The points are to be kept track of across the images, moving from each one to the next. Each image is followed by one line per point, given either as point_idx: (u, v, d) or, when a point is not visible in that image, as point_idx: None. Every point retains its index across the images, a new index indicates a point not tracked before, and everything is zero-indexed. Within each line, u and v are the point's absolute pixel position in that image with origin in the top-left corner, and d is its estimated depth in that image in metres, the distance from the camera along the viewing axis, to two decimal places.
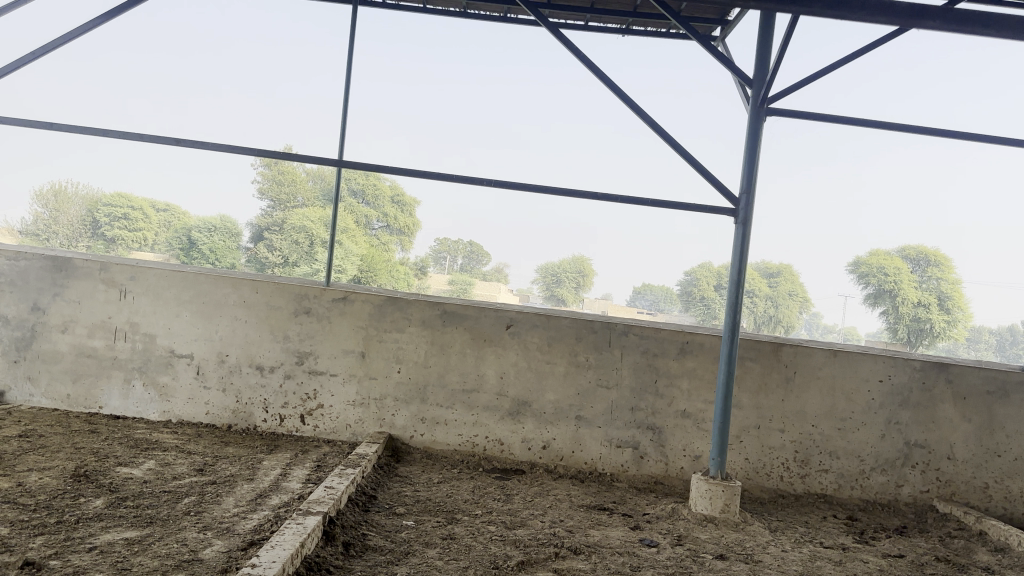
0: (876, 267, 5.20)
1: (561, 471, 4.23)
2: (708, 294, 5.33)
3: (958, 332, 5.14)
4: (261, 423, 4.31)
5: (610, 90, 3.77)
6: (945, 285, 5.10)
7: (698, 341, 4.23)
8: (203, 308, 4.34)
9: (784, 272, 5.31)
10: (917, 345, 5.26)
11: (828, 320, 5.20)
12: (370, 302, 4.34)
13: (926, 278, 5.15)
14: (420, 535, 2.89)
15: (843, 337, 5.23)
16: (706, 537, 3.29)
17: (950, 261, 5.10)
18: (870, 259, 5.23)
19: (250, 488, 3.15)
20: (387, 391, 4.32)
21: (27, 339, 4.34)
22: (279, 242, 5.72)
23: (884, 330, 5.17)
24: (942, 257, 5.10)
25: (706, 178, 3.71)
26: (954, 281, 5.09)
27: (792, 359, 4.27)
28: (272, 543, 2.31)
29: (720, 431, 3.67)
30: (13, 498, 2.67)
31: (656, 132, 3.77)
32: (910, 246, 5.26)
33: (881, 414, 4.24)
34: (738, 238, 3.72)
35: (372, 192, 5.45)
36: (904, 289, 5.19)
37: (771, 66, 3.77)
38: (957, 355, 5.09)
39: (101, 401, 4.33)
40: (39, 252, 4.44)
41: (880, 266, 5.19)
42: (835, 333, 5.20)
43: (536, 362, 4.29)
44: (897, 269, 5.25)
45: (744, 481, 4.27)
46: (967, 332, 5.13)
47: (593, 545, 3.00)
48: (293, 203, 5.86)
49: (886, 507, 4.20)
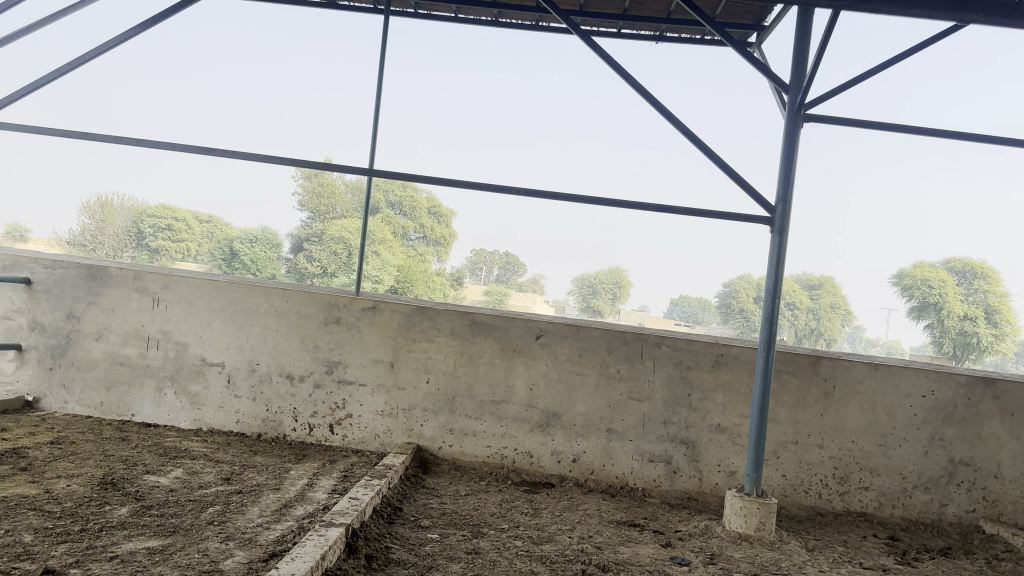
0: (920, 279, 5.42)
1: (591, 485, 4.15)
2: (747, 306, 5.58)
3: (1006, 346, 4.89)
4: (290, 432, 4.31)
5: (642, 97, 3.67)
6: (992, 299, 4.93)
7: (734, 353, 4.12)
8: (235, 316, 4.35)
9: (828, 283, 5.33)
10: (963, 361, 5.11)
11: (874, 334, 5.11)
12: (399, 311, 4.31)
13: (972, 290, 5.12)
14: (444, 549, 2.84)
15: (885, 351, 4.99)
16: (740, 556, 3.19)
17: (996, 272, 4.90)
18: (916, 271, 5.58)
19: (275, 498, 3.13)
20: (415, 402, 4.28)
21: (62, 346, 4.40)
22: (318, 253, 6.84)
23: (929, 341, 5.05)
24: (988, 269, 4.93)
25: (740, 186, 3.58)
26: (1001, 294, 4.86)
27: (832, 372, 4.14)
28: (293, 554, 2.27)
29: (756, 447, 3.56)
30: (39, 505, 2.68)
31: (689, 139, 3.63)
32: (956, 258, 5.26)
33: (924, 430, 4.09)
34: (774, 247, 3.60)
35: (410, 202, 6.23)
36: (950, 300, 5.23)
37: (809, 72, 3.65)
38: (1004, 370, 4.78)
39: (133, 409, 4.37)
40: (76, 260, 4.49)
41: (924, 277, 5.46)
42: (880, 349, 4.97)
43: (566, 373, 4.22)
44: (943, 282, 5.37)
45: (781, 499, 4.15)
46: (1015, 346, 4.83)
47: (622, 562, 2.92)
48: (333, 214, 6.81)
49: (930, 527, 4.05)
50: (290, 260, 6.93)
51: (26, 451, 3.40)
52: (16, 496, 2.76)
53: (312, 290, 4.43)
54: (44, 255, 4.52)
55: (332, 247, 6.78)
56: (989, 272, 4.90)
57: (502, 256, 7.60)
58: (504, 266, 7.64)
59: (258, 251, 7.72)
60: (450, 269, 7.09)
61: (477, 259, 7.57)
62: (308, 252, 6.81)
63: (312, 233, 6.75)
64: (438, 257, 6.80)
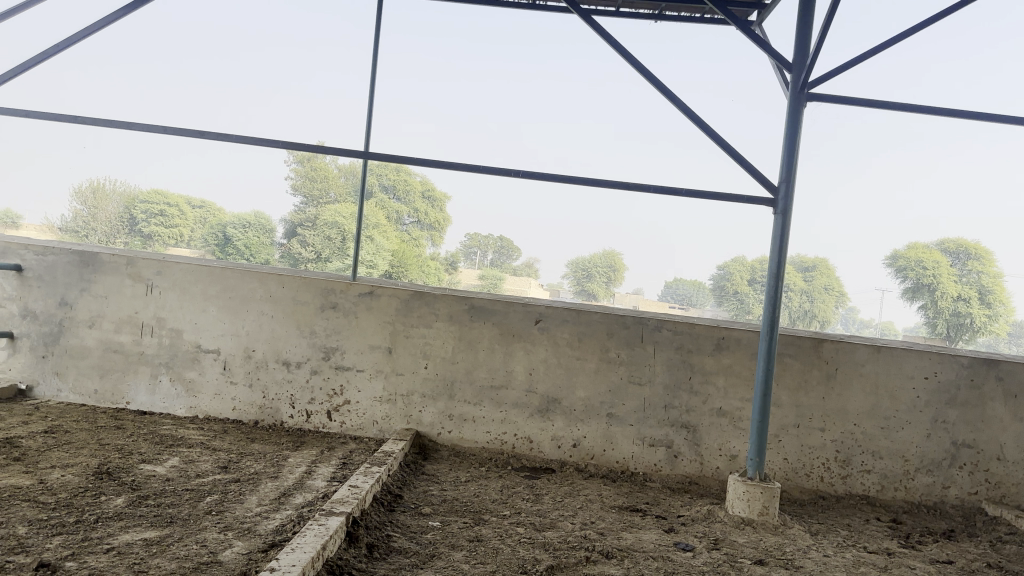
0: (916, 260, 5.16)
1: (592, 470, 4.12)
2: (741, 289, 5.21)
3: (1000, 325, 4.74)
4: (287, 419, 4.27)
5: (641, 75, 3.54)
6: (986, 279, 4.84)
7: (735, 337, 4.07)
8: (230, 302, 4.29)
9: (822, 264, 5.05)
10: (957, 341, 4.98)
11: (866, 315, 4.99)
12: (396, 296, 4.25)
13: (966, 270, 4.99)
14: (446, 537, 2.80)
15: (879, 332, 4.94)
16: (744, 541, 3.16)
17: (991, 253, 4.86)
18: (910, 252, 5.20)
19: (273, 487, 3.08)
20: (414, 387, 4.24)
21: (55, 334, 4.33)
22: (312, 238, 6.53)
23: (922, 322, 5.07)
24: (982, 249, 4.90)
25: (744, 167, 3.50)
26: (995, 274, 4.81)
27: (834, 354, 4.11)
28: (293, 545, 2.23)
29: (759, 431, 3.53)
30: (33, 496, 2.63)
31: (690, 119, 3.49)
32: (948, 239, 5.18)
33: (926, 413, 4.07)
34: (777, 229, 3.54)
35: (404, 187, 5.96)
36: (945, 282, 5.11)
37: (812, 51, 3.57)
38: (998, 349, 4.65)
39: (128, 397, 4.32)
40: (68, 247, 4.42)
41: (918, 258, 5.17)
42: (872, 329, 4.89)
43: (566, 358, 4.18)
44: (937, 262, 5.18)
45: (782, 482, 4.13)
46: (1010, 327, 4.71)
47: (626, 548, 2.89)
48: (327, 199, 6.42)
49: (932, 509, 4.03)
50: (283, 245, 6.69)
51: (19, 441, 3.35)
52: (10, 486, 2.71)
53: (308, 275, 4.37)
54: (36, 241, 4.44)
55: (326, 233, 6.35)
56: (984, 251, 4.86)
57: (496, 240, 6.96)
58: (499, 251, 6.97)
59: (252, 236, 7.18)
60: (443, 252, 6.39)
61: (473, 243, 6.77)
62: (300, 237, 6.61)
63: (304, 218, 6.66)
64: (432, 241, 6.30)
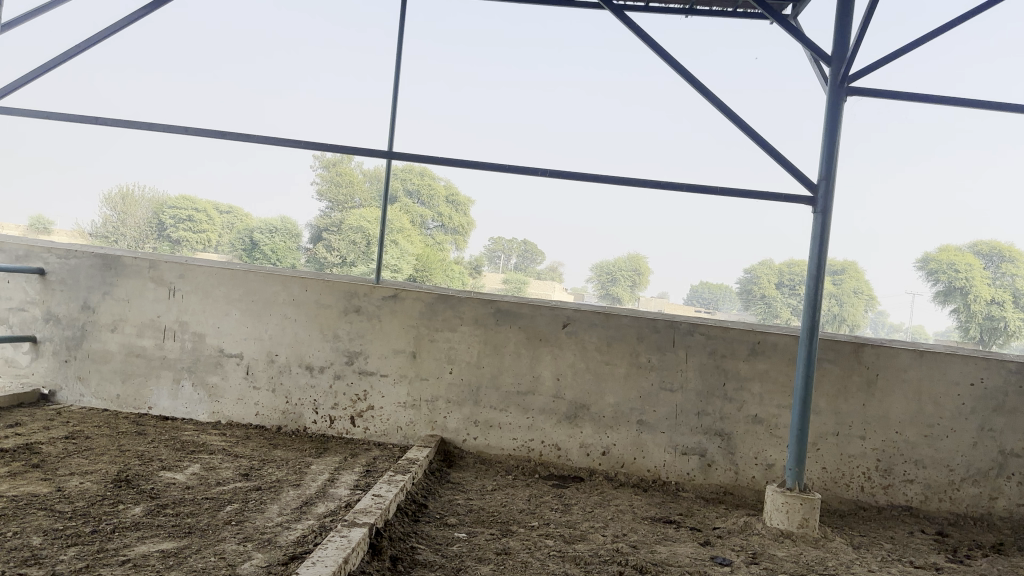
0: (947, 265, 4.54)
1: (622, 479, 4.00)
2: (770, 292, 5.02)
3: None
4: (311, 424, 4.19)
5: (671, 67, 3.40)
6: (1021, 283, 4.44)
7: (771, 341, 3.93)
8: (253, 306, 4.22)
9: (851, 267, 4.62)
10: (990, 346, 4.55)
11: (895, 319, 4.63)
12: (421, 299, 4.16)
13: (999, 274, 4.46)
14: (473, 549, 2.69)
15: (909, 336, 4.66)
16: (783, 554, 3.02)
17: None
18: (940, 256, 4.57)
19: (296, 495, 3.00)
20: (438, 393, 4.14)
21: (77, 338, 4.29)
22: (337, 242, 5.94)
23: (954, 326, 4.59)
24: (1016, 253, 4.47)
25: (780, 163, 3.36)
26: None
27: (874, 360, 3.95)
28: (313, 558, 2.13)
29: (798, 441, 3.39)
30: (48, 505, 2.56)
31: (724, 115, 3.36)
32: (981, 241, 4.53)
33: (972, 420, 3.89)
34: (816, 230, 3.40)
35: (428, 193, 5.54)
36: (977, 285, 4.51)
37: (851, 43, 3.44)
38: None
39: (150, 401, 4.27)
40: (90, 250, 4.38)
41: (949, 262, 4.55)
42: (902, 333, 4.62)
43: (595, 363, 4.06)
44: (970, 266, 4.54)
45: (821, 492, 3.98)
46: None
47: (659, 563, 2.75)
48: (351, 204, 5.89)
49: (979, 522, 3.86)
50: (309, 248, 6.11)
51: (39, 447, 3.30)
52: (27, 494, 2.65)
53: (331, 279, 4.29)
54: (58, 244, 4.41)
55: (350, 238, 5.81)
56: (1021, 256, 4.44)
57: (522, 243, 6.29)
58: (524, 255, 6.35)
59: (278, 242, 6.35)
60: (468, 256, 5.99)
61: (495, 246, 6.24)
62: (326, 240, 6.04)
63: (331, 223, 6.02)
64: (457, 246, 5.85)
